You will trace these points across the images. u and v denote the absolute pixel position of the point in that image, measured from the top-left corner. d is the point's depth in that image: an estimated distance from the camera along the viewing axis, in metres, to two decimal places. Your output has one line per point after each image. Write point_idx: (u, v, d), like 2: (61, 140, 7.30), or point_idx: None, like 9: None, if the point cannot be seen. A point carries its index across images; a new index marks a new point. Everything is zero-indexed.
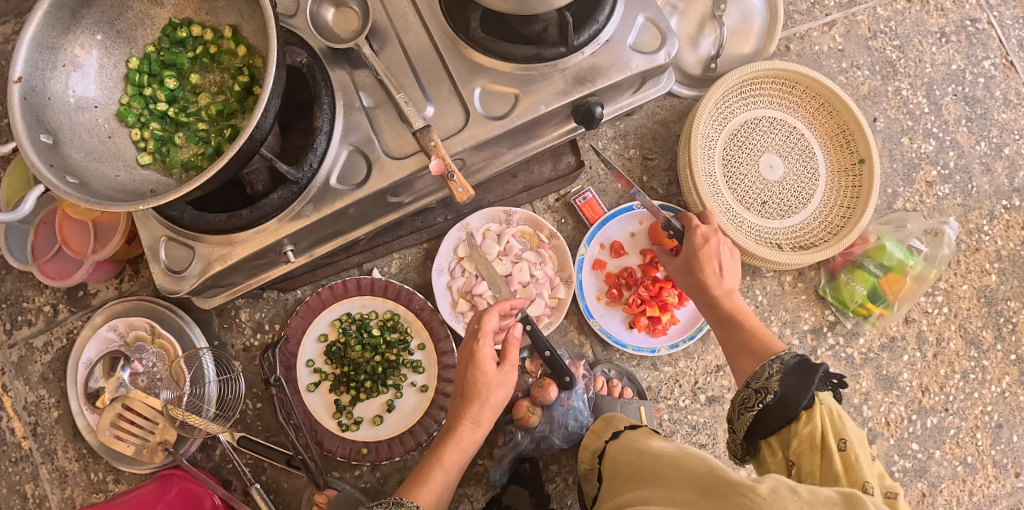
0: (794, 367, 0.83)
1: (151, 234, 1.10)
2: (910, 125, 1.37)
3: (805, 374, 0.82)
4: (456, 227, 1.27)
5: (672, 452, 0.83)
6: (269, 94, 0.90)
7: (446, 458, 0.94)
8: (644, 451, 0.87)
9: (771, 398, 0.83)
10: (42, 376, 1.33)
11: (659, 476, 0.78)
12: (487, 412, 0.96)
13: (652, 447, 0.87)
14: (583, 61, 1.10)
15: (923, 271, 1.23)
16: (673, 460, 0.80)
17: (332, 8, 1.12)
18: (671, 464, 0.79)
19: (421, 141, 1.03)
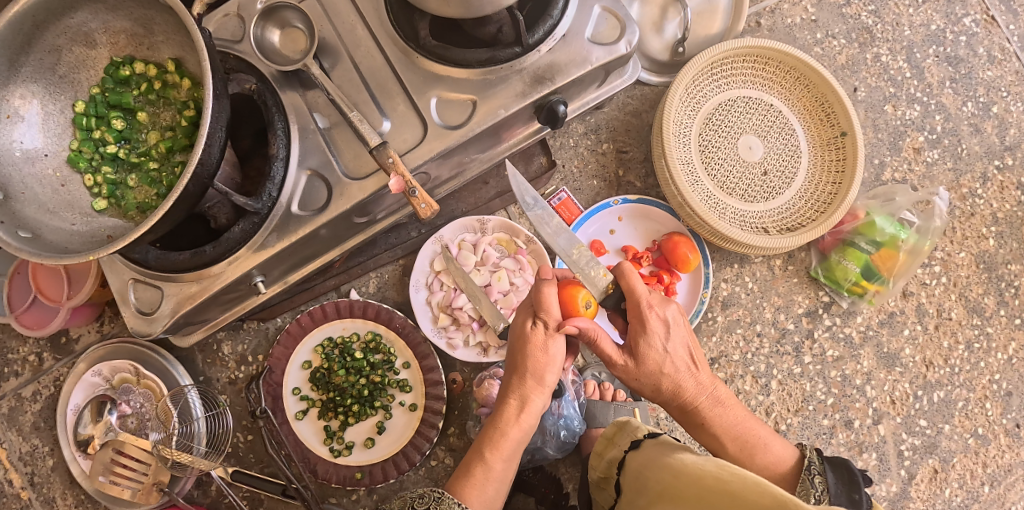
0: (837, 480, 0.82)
1: (119, 278, 1.08)
2: (892, 92, 1.33)
3: (853, 483, 0.81)
4: (429, 240, 1.24)
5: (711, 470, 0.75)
6: (207, 138, 0.88)
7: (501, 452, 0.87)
8: (680, 468, 0.79)
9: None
10: (34, 425, 1.31)
11: (700, 498, 0.71)
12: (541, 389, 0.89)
13: (686, 463, 0.79)
14: (541, 60, 1.05)
15: (917, 243, 1.17)
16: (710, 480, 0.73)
17: (277, 31, 1.10)
18: (712, 485, 0.71)
19: (378, 159, 0.99)
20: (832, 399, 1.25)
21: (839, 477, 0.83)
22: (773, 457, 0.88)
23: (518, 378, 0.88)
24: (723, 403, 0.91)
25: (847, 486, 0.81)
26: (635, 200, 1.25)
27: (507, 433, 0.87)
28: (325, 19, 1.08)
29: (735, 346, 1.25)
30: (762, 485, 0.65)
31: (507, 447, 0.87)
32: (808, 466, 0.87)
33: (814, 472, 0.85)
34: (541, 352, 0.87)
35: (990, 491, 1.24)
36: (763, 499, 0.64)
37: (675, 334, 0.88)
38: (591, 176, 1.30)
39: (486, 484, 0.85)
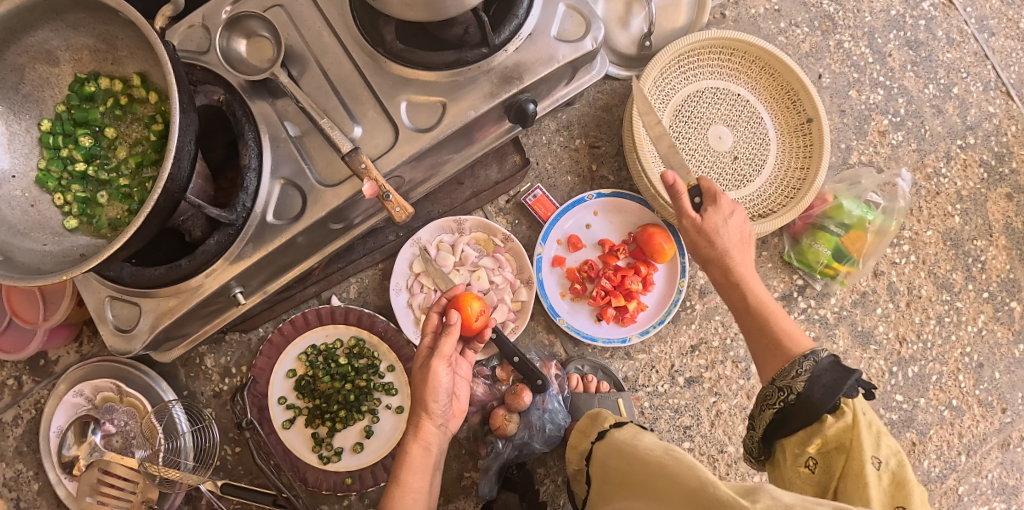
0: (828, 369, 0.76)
1: (96, 296, 1.08)
2: (856, 77, 1.36)
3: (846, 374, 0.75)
4: (407, 243, 1.24)
5: (657, 454, 0.80)
6: (175, 153, 0.87)
7: (413, 467, 0.89)
8: (630, 456, 0.84)
9: (797, 392, 0.77)
10: (17, 450, 1.29)
11: (647, 485, 0.76)
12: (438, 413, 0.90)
13: (637, 449, 0.84)
14: (508, 59, 1.06)
15: (883, 223, 1.22)
16: (656, 463, 0.78)
17: (244, 40, 1.09)
18: (655, 470, 0.76)
19: (350, 165, 1.00)
20: None
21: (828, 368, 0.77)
22: (800, 346, 0.83)
23: (414, 398, 0.92)
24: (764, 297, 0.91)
25: (837, 374, 0.75)
26: (609, 193, 1.26)
27: (414, 447, 0.90)
28: (291, 27, 1.08)
29: (715, 332, 1.28)
30: (691, 468, 0.71)
31: (415, 460, 0.89)
32: (809, 354, 0.79)
33: (807, 356, 0.79)
34: (429, 379, 0.90)
35: (967, 460, 1.28)
36: (693, 480, 0.69)
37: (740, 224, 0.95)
38: (565, 172, 1.31)
39: (405, 497, 0.87)
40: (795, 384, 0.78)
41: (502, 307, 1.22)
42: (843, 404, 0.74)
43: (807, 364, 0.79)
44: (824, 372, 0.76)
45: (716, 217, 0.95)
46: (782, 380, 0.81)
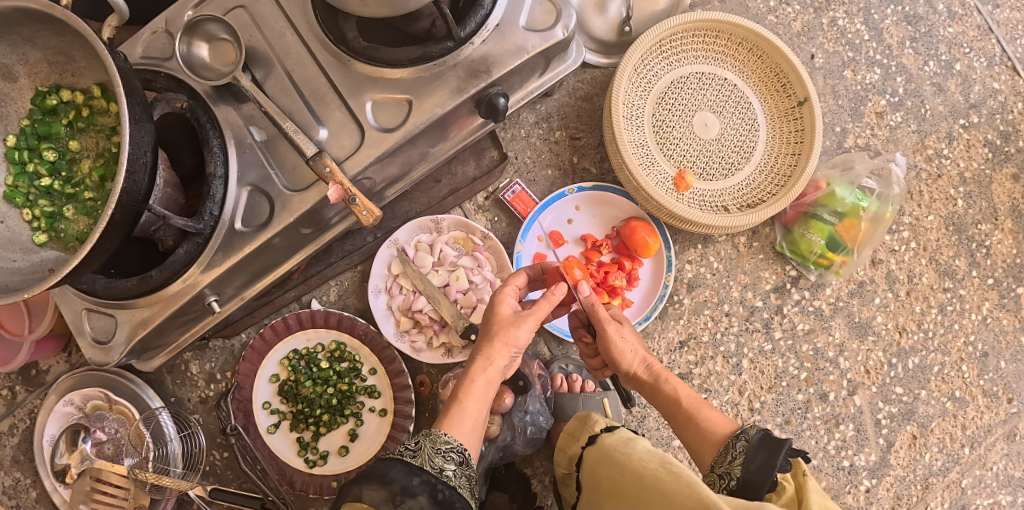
0: (761, 445, 0.78)
1: (72, 309, 1.07)
2: (851, 56, 1.29)
3: (777, 449, 0.77)
4: (384, 244, 1.22)
5: (654, 467, 0.79)
6: (128, 165, 0.85)
7: (471, 396, 0.85)
8: (624, 464, 0.82)
9: (736, 480, 0.78)
10: (14, 459, 1.32)
11: (645, 500, 0.75)
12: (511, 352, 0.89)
13: (631, 458, 0.82)
14: (475, 52, 1.02)
15: (878, 210, 1.16)
16: (651, 479, 0.76)
17: (206, 44, 1.06)
18: (653, 486, 0.75)
19: (315, 169, 0.97)
20: (805, 373, 1.24)
21: (763, 444, 0.79)
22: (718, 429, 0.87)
23: (488, 335, 0.90)
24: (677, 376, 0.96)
25: (769, 451, 0.78)
26: (590, 187, 1.23)
27: (477, 376, 0.87)
28: (254, 29, 1.05)
29: (704, 327, 1.24)
30: (693, 486, 0.70)
31: (476, 390, 0.86)
32: (740, 435, 0.82)
33: (740, 437, 0.82)
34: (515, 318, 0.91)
35: (970, 453, 1.23)
36: (692, 501, 0.68)
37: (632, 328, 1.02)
38: (545, 165, 1.27)
39: (462, 422, 0.83)
40: (733, 469, 0.80)
41: (483, 307, 1.20)
42: (781, 479, 0.75)
43: (741, 445, 0.81)
44: (757, 452, 0.79)
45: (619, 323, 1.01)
46: (721, 467, 0.82)
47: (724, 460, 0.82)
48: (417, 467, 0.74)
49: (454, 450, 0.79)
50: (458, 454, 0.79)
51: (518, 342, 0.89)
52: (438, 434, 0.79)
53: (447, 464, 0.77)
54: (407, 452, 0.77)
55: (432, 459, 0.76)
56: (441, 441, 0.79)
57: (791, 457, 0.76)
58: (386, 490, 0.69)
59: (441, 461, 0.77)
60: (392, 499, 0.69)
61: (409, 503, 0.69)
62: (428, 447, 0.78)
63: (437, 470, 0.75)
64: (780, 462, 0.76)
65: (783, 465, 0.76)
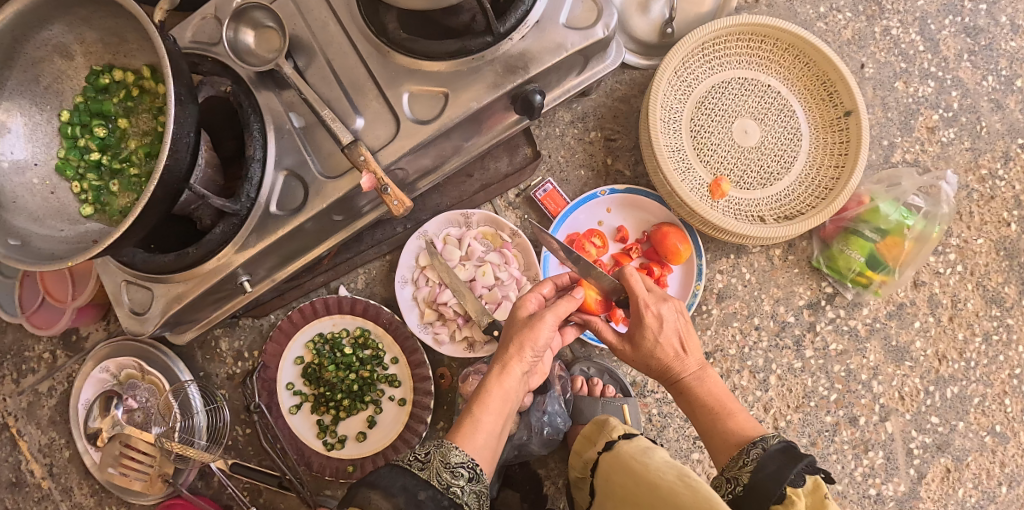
0: (777, 454, 0.79)
1: (113, 280, 1.11)
2: (904, 68, 1.25)
3: (792, 462, 0.77)
4: (412, 236, 1.22)
5: (670, 479, 0.78)
6: (171, 144, 0.88)
7: (488, 408, 0.85)
8: (640, 475, 0.81)
9: (744, 484, 0.79)
10: (51, 419, 1.40)
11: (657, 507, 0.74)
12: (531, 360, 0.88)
13: (647, 469, 0.81)
14: (513, 48, 1.02)
15: (923, 230, 1.12)
16: (667, 492, 0.75)
17: (252, 31, 1.09)
18: (667, 497, 0.74)
19: (350, 157, 0.98)
20: (835, 395, 1.20)
21: (780, 454, 0.79)
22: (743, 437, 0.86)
23: (511, 342, 0.89)
24: (707, 370, 0.93)
25: (783, 463, 0.78)
26: (623, 189, 1.21)
27: (495, 387, 0.86)
28: (298, 17, 1.07)
29: (732, 340, 1.21)
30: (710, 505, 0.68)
31: (493, 402, 0.85)
32: (758, 443, 0.82)
33: (757, 445, 0.82)
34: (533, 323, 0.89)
35: (1007, 491, 1.19)
36: None
37: (672, 324, 0.92)
38: (578, 165, 1.26)
39: (477, 435, 0.82)
40: (742, 474, 0.80)
41: (507, 304, 1.20)
42: (790, 491, 0.74)
43: (756, 452, 0.82)
44: (771, 460, 0.79)
45: (655, 320, 0.91)
46: (731, 470, 0.83)
47: (736, 465, 0.83)
48: (424, 482, 0.75)
49: (463, 465, 0.78)
50: (468, 469, 0.78)
51: (538, 347, 0.89)
52: (449, 448, 0.78)
53: (456, 480, 0.76)
54: (417, 462, 0.77)
55: (440, 475, 0.76)
56: (452, 454, 0.78)
57: (806, 471, 0.76)
58: (390, 502, 0.70)
59: (450, 477, 0.76)
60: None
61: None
62: (438, 461, 0.77)
63: (444, 486, 0.75)
64: (793, 474, 0.76)
65: (796, 478, 0.76)
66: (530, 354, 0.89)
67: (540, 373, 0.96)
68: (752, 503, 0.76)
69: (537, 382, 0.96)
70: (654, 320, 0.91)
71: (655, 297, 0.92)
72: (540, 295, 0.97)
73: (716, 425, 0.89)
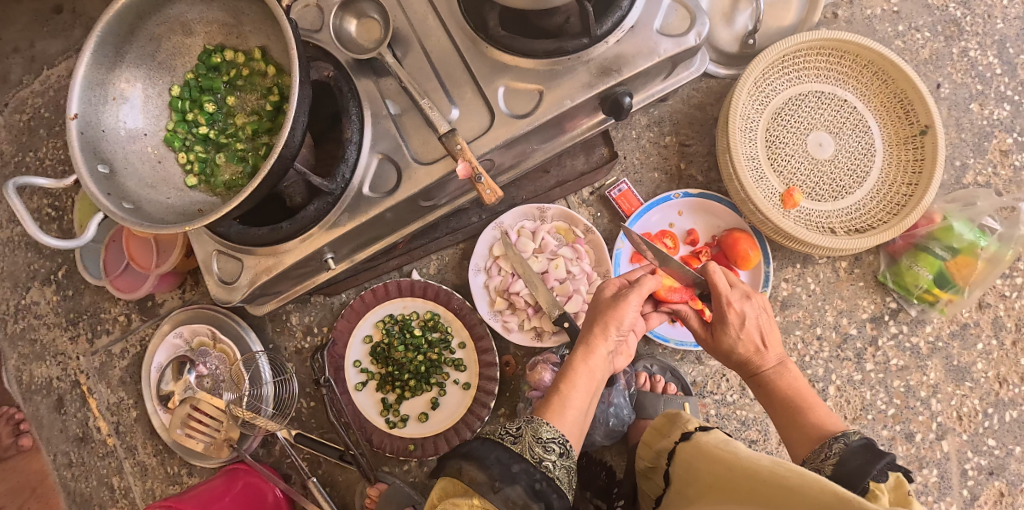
0: (859, 448, 0.80)
1: (204, 249, 1.17)
2: (980, 90, 1.26)
3: (876, 457, 0.77)
4: (490, 226, 1.27)
5: (766, 465, 0.76)
6: (291, 123, 0.93)
7: (575, 385, 0.88)
8: (729, 462, 0.81)
9: (826, 478, 0.80)
10: (121, 379, 1.45)
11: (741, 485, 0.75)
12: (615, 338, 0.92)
13: (738, 457, 0.81)
14: (608, 51, 1.06)
15: (997, 252, 1.13)
16: (759, 476, 0.74)
17: (354, 20, 1.14)
18: (764, 479, 0.73)
19: (446, 146, 1.02)
20: (893, 409, 1.22)
21: (864, 449, 0.80)
22: (823, 429, 0.87)
23: (594, 323, 0.93)
24: (787, 366, 0.96)
25: (866, 459, 0.78)
26: (696, 194, 1.24)
27: (581, 366, 0.89)
28: (400, 10, 1.12)
29: (793, 348, 1.23)
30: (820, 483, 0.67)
31: (580, 380, 0.88)
32: (840, 438, 0.83)
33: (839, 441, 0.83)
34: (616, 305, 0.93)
35: None
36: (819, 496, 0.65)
37: (754, 320, 0.96)
38: (652, 168, 1.29)
39: (566, 411, 0.85)
40: (823, 469, 0.82)
41: (578, 298, 1.22)
42: (873, 486, 0.73)
43: (838, 447, 0.83)
44: (854, 455, 0.80)
45: (738, 317, 0.95)
46: (812, 462, 0.85)
47: (818, 457, 0.84)
48: (517, 454, 0.75)
49: (554, 441, 0.79)
50: (559, 445, 0.79)
51: (623, 326, 0.92)
52: (540, 424, 0.80)
53: (547, 455, 0.78)
54: (508, 437, 0.78)
55: (532, 449, 0.77)
56: (543, 430, 0.80)
57: (891, 469, 0.74)
58: (486, 474, 0.70)
59: (541, 451, 0.77)
60: (492, 484, 0.70)
61: (508, 491, 0.70)
62: (530, 436, 0.79)
63: (537, 460, 0.76)
64: (876, 470, 0.75)
65: (880, 474, 0.75)
66: (614, 335, 0.92)
67: (625, 356, 0.99)
68: None
69: (621, 364, 0.98)
70: (738, 316, 0.95)
71: (742, 294, 0.96)
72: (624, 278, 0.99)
73: (798, 417, 0.91)
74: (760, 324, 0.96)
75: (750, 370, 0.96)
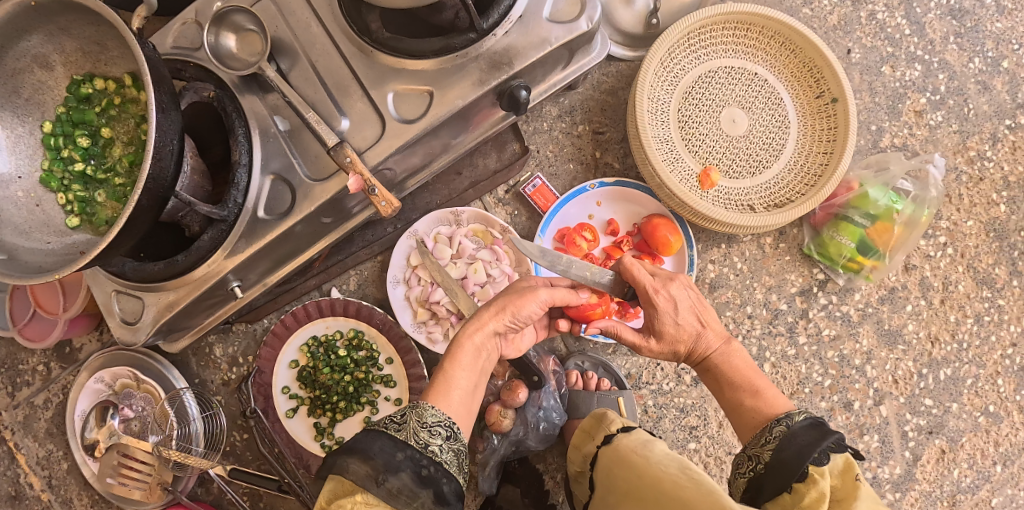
0: (804, 429, 0.78)
1: (103, 290, 1.10)
2: (890, 52, 1.29)
3: (819, 439, 0.76)
4: (404, 235, 1.23)
5: (674, 472, 0.79)
6: (155, 152, 0.86)
7: (460, 364, 0.84)
8: (642, 469, 0.82)
9: (766, 463, 0.79)
10: (48, 431, 1.39)
11: (661, 503, 0.75)
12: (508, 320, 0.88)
13: (650, 463, 0.82)
14: (497, 44, 1.01)
15: (913, 214, 1.14)
16: (673, 489, 0.75)
17: (232, 35, 1.08)
18: (670, 491, 0.75)
19: (336, 159, 0.97)
20: (829, 381, 1.22)
21: (806, 431, 0.78)
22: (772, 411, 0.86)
23: (491, 306, 0.90)
24: (733, 345, 0.93)
25: (808, 441, 0.77)
26: (613, 182, 1.21)
27: (467, 345, 0.85)
28: (280, 19, 1.05)
29: (725, 329, 1.22)
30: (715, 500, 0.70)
31: (465, 358, 0.84)
32: (782, 420, 0.82)
33: (782, 422, 0.82)
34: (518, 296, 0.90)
35: (1002, 471, 1.23)
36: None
37: (685, 303, 0.93)
38: (567, 159, 1.27)
39: (451, 392, 0.81)
40: (763, 453, 0.81)
41: None
42: (814, 470, 0.74)
43: (781, 428, 0.81)
44: (797, 437, 0.78)
45: (667, 301, 0.92)
46: (753, 448, 0.84)
47: (759, 443, 0.83)
48: (402, 442, 0.72)
49: (440, 424, 0.76)
50: (445, 428, 0.76)
51: (519, 316, 0.89)
52: (424, 407, 0.77)
53: (433, 439, 0.74)
54: (393, 425, 0.74)
55: (417, 435, 0.73)
56: (427, 414, 0.76)
57: (832, 450, 0.75)
58: (369, 466, 0.68)
59: (428, 436, 0.74)
60: (376, 476, 0.68)
61: (392, 481, 0.68)
62: (414, 421, 0.75)
63: (423, 445, 0.73)
64: (817, 453, 0.75)
65: (821, 456, 0.75)
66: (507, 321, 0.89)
67: (517, 349, 0.96)
68: (774, 480, 0.77)
69: (512, 355, 0.95)
70: (667, 303, 0.92)
71: (671, 279, 0.93)
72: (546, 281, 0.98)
73: (742, 402, 0.89)
74: (697, 304, 0.93)
75: (697, 356, 0.94)
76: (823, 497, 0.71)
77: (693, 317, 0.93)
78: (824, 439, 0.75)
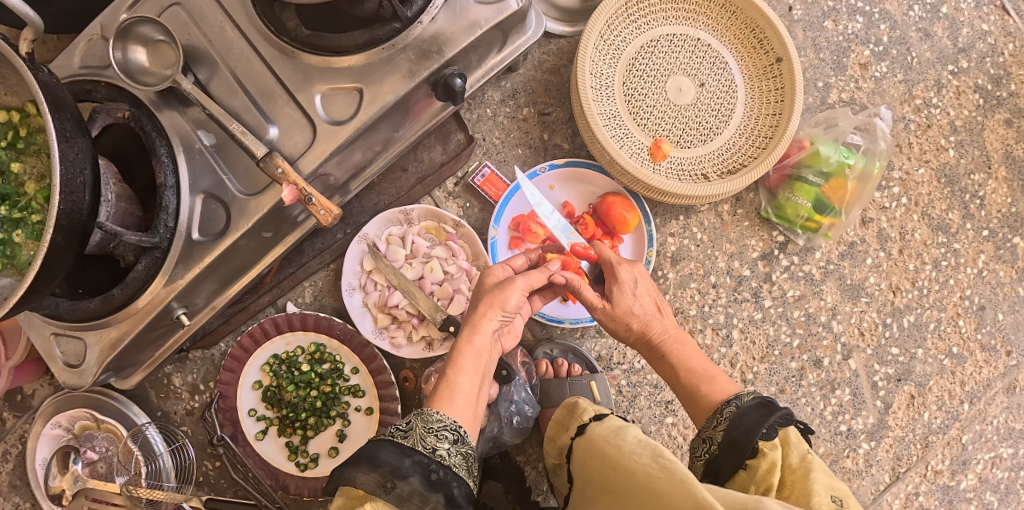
0: (753, 408, 0.79)
1: (41, 335, 1.04)
2: (831, 6, 1.27)
3: (766, 415, 0.77)
4: (354, 240, 1.18)
5: (646, 461, 0.74)
6: (63, 186, 0.80)
7: (463, 369, 0.83)
8: (614, 460, 0.78)
9: (718, 443, 0.80)
10: (11, 484, 1.32)
11: (638, 499, 0.71)
12: (502, 314, 0.88)
13: (621, 454, 0.77)
14: (425, 32, 0.96)
15: (865, 167, 1.15)
16: (647, 480, 0.71)
17: (143, 47, 0.99)
18: (644, 484, 0.71)
19: (267, 171, 0.91)
20: (797, 340, 1.23)
21: (754, 406, 0.80)
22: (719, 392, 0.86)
23: (479, 303, 0.89)
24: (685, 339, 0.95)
25: (756, 418, 0.78)
26: (563, 164, 1.18)
27: (466, 348, 0.84)
28: (192, 26, 0.98)
29: (691, 301, 1.21)
30: (687, 486, 0.65)
31: (466, 362, 0.84)
32: (732, 401, 0.82)
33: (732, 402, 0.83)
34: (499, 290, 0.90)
35: (970, 409, 1.25)
36: (688, 503, 0.64)
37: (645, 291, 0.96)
38: (515, 145, 1.25)
39: (455, 396, 0.80)
40: (716, 434, 0.81)
41: (460, 297, 1.18)
42: (764, 443, 0.75)
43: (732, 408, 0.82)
44: (747, 414, 0.79)
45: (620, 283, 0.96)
46: (707, 430, 0.84)
47: (710, 425, 0.83)
48: (409, 448, 0.72)
49: (446, 428, 0.76)
50: (452, 431, 0.76)
51: (508, 307, 0.88)
52: (428, 413, 0.77)
53: (440, 443, 0.74)
54: (398, 433, 0.74)
55: (424, 440, 0.74)
56: (433, 419, 0.76)
57: (778, 424, 0.76)
58: (376, 474, 0.68)
59: (434, 440, 0.74)
60: (383, 482, 0.67)
61: (401, 487, 0.68)
62: (420, 426, 0.75)
63: (430, 450, 0.73)
64: (766, 428, 0.76)
65: (769, 431, 0.76)
66: (500, 317, 0.88)
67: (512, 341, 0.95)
68: (727, 458, 0.77)
69: (509, 345, 0.94)
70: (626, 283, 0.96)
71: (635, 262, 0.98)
72: (508, 267, 0.97)
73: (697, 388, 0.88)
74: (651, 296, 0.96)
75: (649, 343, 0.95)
76: (773, 466, 0.73)
77: (652, 303, 0.96)
78: (772, 415, 0.77)
